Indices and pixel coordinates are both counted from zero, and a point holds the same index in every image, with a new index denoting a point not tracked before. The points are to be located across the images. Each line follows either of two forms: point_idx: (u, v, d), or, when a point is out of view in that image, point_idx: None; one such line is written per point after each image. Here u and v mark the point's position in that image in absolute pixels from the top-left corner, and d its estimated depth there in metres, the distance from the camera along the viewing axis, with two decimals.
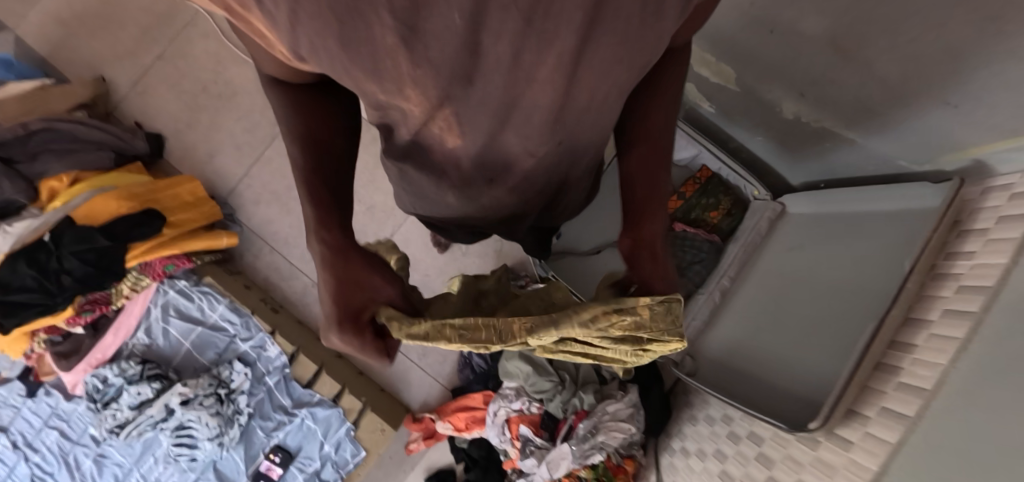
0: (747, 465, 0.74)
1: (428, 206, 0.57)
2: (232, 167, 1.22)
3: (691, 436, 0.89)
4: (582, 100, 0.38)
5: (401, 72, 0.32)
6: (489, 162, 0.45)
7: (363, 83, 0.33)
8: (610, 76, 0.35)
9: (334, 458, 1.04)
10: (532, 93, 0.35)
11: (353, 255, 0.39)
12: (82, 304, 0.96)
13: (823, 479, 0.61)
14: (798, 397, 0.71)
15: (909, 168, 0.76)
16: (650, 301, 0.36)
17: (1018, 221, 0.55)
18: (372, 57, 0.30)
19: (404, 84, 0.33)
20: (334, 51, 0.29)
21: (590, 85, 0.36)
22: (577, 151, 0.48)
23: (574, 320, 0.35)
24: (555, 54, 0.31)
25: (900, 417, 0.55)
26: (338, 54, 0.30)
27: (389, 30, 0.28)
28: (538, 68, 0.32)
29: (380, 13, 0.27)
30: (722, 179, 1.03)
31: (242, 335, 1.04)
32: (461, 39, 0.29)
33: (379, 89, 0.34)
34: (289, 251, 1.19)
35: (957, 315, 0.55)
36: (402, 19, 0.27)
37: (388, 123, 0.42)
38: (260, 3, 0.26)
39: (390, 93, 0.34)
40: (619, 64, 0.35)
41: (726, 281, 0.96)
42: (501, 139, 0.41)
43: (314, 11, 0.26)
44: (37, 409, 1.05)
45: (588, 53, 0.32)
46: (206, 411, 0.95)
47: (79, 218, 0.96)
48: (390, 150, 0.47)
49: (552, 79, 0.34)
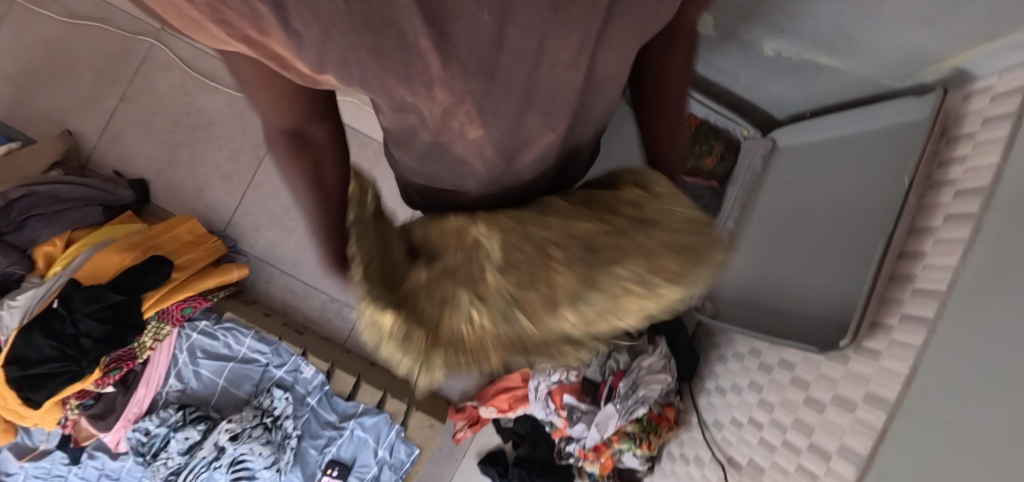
0: (783, 390, 0.78)
1: (442, 194, 0.53)
2: (224, 198, 1.20)
3: (723, 375, 0.94)
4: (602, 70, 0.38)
5: (432, 75, 0.31)
6: (512, 146, 0.42)
7: (391, 88, 0.32)
8: (628, 46, 0.36)
9: (390, 461, 1.06)
10: (555, 76, 0.35)
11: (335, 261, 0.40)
12: (109, 364, 0.95)
13: (858, 389, 0.65)
14: (821, 319, 0.75)
15: (893, 85, 0.79)
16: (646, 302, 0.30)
17: (1001, 120, 0.59)
18: (404, 65, 0.29)
19: (435, 88, 0.32)
20: (367, 64, 0.29)
21: (614, 56, 0.36)
22: (592, 119, 0.48)
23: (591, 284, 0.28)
24: (583, 30, 0.31)
25: (921, 321, 0.59)
26: (371, 67, 0.29)
27: (421, 35, 0.27)
28: (565, 50, 0.32)
29: (411, 21, 0.26)
30: (711, 125, 1.04)
31: (276, 362, 1.05)
32: (489, 35, 0.28)
33: (409, 92, 0.33)
34: (301, 271, 1.19)
35: (958, 219, 0.59)
36: (436, 23, 0.26)
37: (407, 127, 0.40)
38: (288, 27, 0.25)
39: (421, 99, 0.34)
40: (636, 33, 0.35)
41: (733, 218, 0.99)
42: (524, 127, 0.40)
43: (347, 30, 0.25)
44: (83, 474, 1.03)
45: (609, 26, 0.32)
46: (257, 442, 0.97)
47: (83, 278, 0.94)
48: (407, 154, 0.46)
49: (579, 59, 0.34)
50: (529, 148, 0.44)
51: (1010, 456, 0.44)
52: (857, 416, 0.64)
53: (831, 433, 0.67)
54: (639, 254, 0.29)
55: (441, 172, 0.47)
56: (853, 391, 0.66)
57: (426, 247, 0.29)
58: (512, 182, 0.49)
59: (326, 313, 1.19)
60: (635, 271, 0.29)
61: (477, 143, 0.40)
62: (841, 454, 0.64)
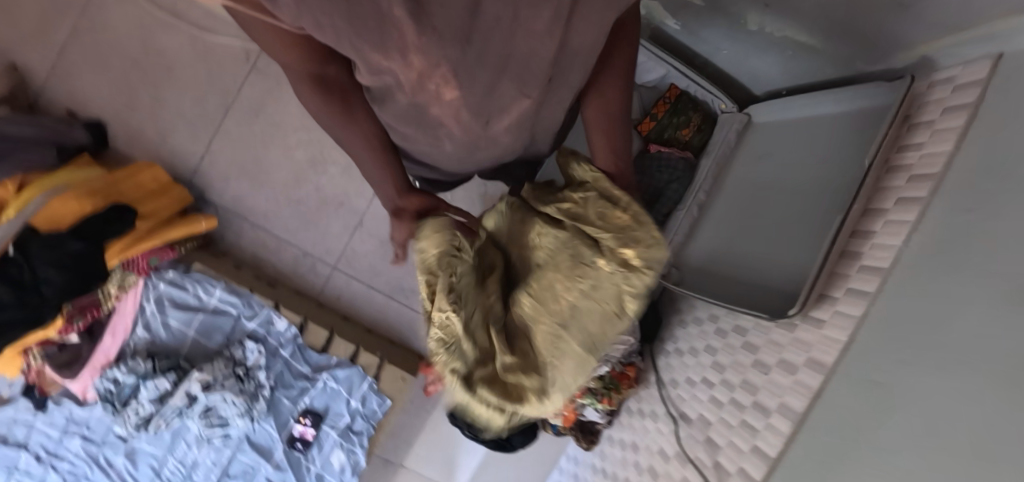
0: (735, 353, 0.84)
1: (440, 159, 0.57)
2: (188, 145, 1.15)
3: (683, 338, 1.00)
4: (578, 46, 0.38)
5: (406, 41, 0.30)
6: (485, 112, 0.41)
7: (366, 54, 0.31)
8: (606, 21, 0.36)
9: (362, 411, 1.11)
10: (533, 48, 0.35)
11: (389, 162, 0.55)
12: (72, 312, 0.93)
13: (801, 354, 0.70)
14: (775, 289, 0.79)
15: (865, 68, 0.82)
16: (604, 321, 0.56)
17: (959, 109, 0.62)
18: (378, 29, 0.29)
19: (408, 52, 0.32)
20: (340, 27, 0.28)
21: (592, 33, 0.36)
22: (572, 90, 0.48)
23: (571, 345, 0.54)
24: (556, 4, 0.31)
25: (863, 294, 0.64)
26: (345, 30, 0.28)
27: None
28: (537, 22, 0.32)
29: None
30: (692, 96, 1.07)
31: (247, 314, 1.06)
32: None
33: (382, 56, 0.32)
34: (273, 224, 1.17)
35: (908, 202, 0.63)
36: None
37: (383, 89, 0.39)
38: None
39: (395, 64, 0.33)
40: (613, 9, 0.35)
41: (704, 189, 1.00)
42: (498, 98, 0.40)
43: None
44: (52, 420, 1.05)
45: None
46: (230, 391, 0.99)
47: (42, 224, 0.90)
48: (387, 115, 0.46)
49: (553, 31, 0.33)
50: (503, 115, 0.43)
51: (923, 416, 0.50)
52: (796, 378, 0.69)
53: (773, 392, 0.72)
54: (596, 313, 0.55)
55: (420, 130, 0.47)
56: (797, 356, 0.71)
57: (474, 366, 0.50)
58: (490, 144, 0.50)
59: (299, 268, 1.18)
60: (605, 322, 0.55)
61: (454, 106, 0.39)
62: (779, 411, 0.69)
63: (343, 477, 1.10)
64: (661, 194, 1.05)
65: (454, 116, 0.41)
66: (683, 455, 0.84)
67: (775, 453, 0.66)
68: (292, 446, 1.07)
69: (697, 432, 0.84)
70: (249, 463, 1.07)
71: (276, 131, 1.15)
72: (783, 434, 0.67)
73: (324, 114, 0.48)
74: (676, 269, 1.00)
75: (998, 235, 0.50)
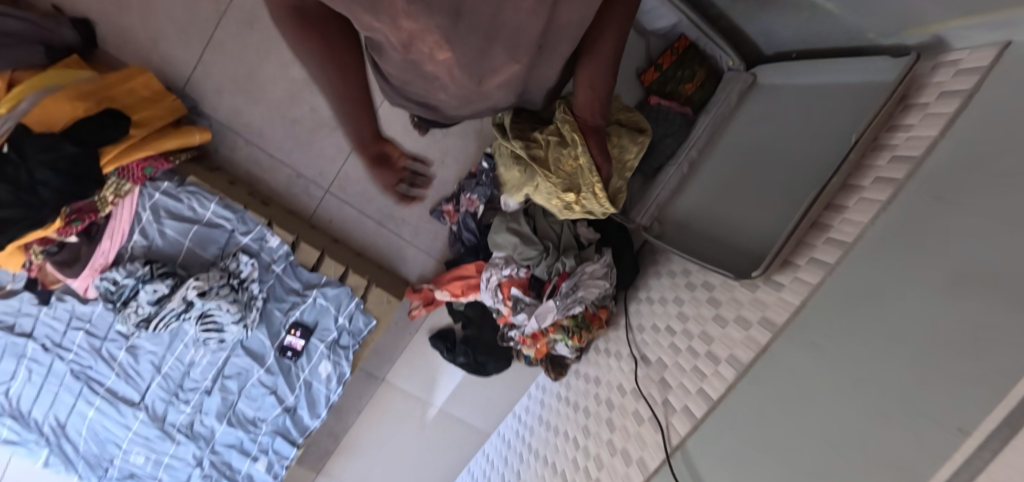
0: (701, 305, 0.89)
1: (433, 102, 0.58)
2: (180, 53, 1.11)
3: (656, 287, 1.05)
4: (568, 13, 0.39)
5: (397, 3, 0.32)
6: (476, 66, 0.43)
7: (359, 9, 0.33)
8: None
9: (349, 328, 1.19)
10: (521, 14, 0.36)
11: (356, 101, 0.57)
12: (70, 215, 0.96)
13: (755, 313, 0.75)
14: (745, 251, 0.83)
15: (876, 41, 0.80)
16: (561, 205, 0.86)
17: (954, 96, 0.62)
18: None
19: (400, 20, 0.34)
20: None
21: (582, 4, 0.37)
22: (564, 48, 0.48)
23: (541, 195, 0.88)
24: None
25: (823, 264, 0.68)
26: None
27: None
28: None
29: None
30: (699, 50, 1.06)
31: (241, 229, 1.09)
32: None
33: (373, 14, 0.33)
34: (267, 143, 1.17)
35: (884, 182, 0.65)
36: None
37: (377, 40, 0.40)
38: None
39: (385, 20, 0.34)
40: None
41: (697, 147, 1.00)
42: (489, 56, 0.42)
43: None
44: (54, 314, 1.11)
45: None
46: (224, 299, 1.03)
47: (34, 125, 0.91)
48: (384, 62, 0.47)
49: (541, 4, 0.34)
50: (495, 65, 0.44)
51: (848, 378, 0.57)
52: (749, 334, 0.74)
53: (726, 344, 0.78)
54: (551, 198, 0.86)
55: (416, 80, 0.49)
56: (753, 314, 0.76)
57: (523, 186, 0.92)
58: (482, 99, 0.53)
59: (292, 188, 1.20)
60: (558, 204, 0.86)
61: (447, 64, 0.42)
62: (728, 361, 0.75)
63: (329, 386, 1.20)
64: (654, 147, 1.06)
65: (448, 67, 0.43)
66: (638, 391, 0.92)
67: (717, 395, 0.74)
68: (283, 354, 1.16)
69: (653, 373, 0.92)
70: (243, 366, 1.16)
71: (272, 45, 1.12)
72: (726, 380, 0.74)
73: (301, 42, 0.48)
74: (659, 223, 1.03)
75: (949, 228, 0.53)
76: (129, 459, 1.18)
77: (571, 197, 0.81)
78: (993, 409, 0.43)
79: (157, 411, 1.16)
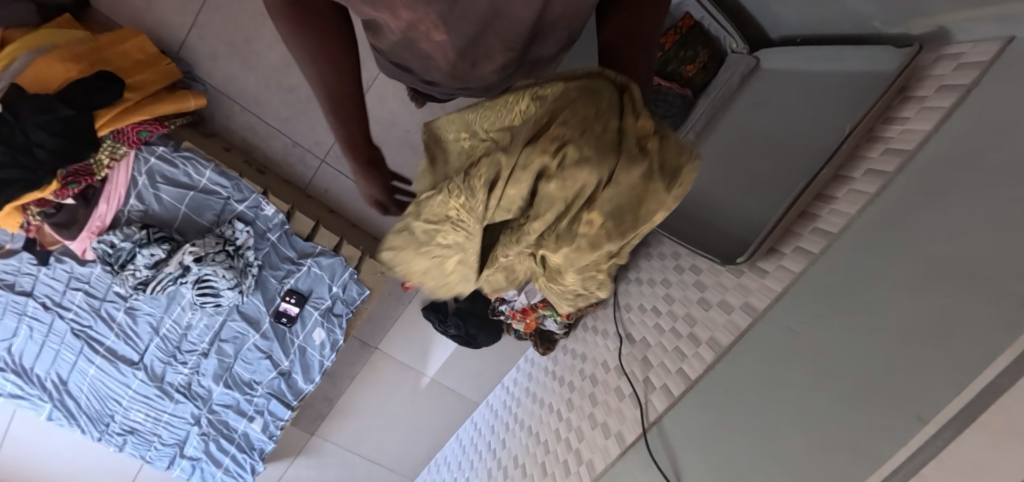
0: (686, 288, 0.91)
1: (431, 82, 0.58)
2: (175, 15, 1.09)
3: (645, 269, 1.06)
4: None
5: None
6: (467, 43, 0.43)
7: None
8: None
9: (343, 296, 1.22)
10: None
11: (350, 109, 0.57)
12: (65, 177, 0.96)
13: (738, 298, 0.77)
14: (734, 237, 0.83)
15: (880, 29, 0.79)
16: (586, 154, 0.40)
17: (953, 89, 0.61)
18: None
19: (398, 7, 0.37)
20: None
21: None
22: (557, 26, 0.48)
23: (538, 147, 0.41)
24: None
25: (806, 253, 0.69)
26: None
27: None
28: None
29: None
30: (704, 30, 1.05)
31: (237, 197, 1.10)
32: None
33: None
34: (264, 110, 1.18)
35: (874, 175, 0.65)
36: None
37: (371, 16, 0.40)
38: None
39: None
40: None
41: (694, 131, 0.99)
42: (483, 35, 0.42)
43: None
44: (54, 274, 1.12)
45: None
46: (221, 266, 1.05)
47: (28, 85, 0.90)
48: (382, 40, 0.47)
49: None
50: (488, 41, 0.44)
51: (816, 364, 0.59)
52: (730, 318, 0.76)
53: (708, 327, 0.80)
54: (579, 144, 0.40)
55: (411, 58, 0.49)
56: (736, 298, 0.77)
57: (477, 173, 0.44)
58: (475, 81, 0.53)
59: (289, 157, 1.23)
60: (595, 157, 0.40)
61: (443, 45, 0.43)
62: (708, 343, 0.77)
63: (323, 352, 1.24)
64: None
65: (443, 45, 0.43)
66: (621, 369, 0.95)
67: (695, 376, 0.77)
68: (278, 320, 1.19)
69: (637, 352, 0.94)
70: (240, 330, 1.19)
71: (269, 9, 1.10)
72: (706, 362, 0.76)
73: (301, 45, 0.50)
74: None
75: (929, 225, 0.54)
76: (130, 415, 1.23)
77: (653, 137, 0.42)
78: (948, 403, 0.46)
79: (155, 371, 1.20)
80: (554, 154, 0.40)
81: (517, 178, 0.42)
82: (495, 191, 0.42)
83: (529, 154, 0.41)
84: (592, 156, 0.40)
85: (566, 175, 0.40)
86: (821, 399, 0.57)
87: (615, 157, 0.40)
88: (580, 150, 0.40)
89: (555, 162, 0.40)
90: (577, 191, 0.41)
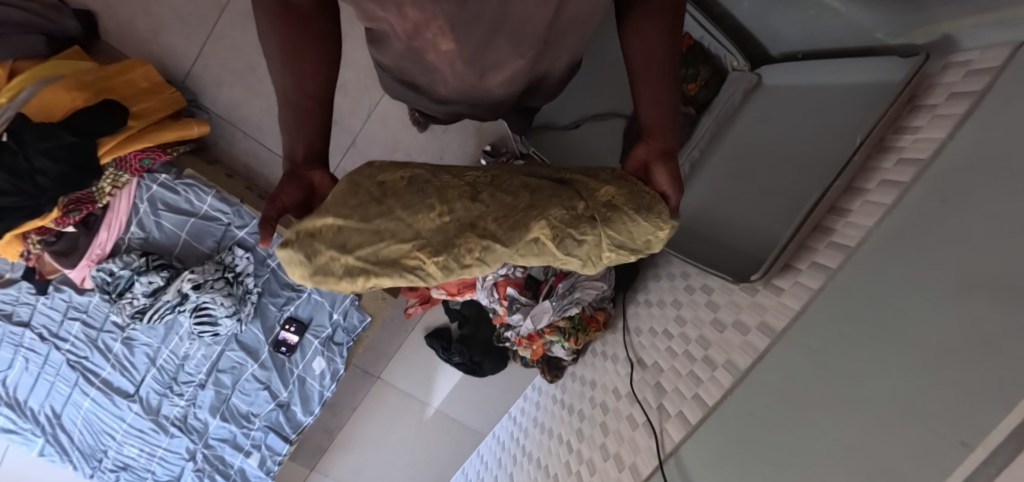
0: (698, 308, 0.87)
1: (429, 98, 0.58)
2: (181, 46, 1.11)
3: (654, 290, 1.03)
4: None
5: None
6: (469, 50, 0.43)
7: None
8: None
9: (344, 324, 1.20)
10: None
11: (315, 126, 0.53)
12: (67, 205, 0.97)
13: (755, 317, 0.73)
14: (746, 255, 0.81)
15: (885, 42, 0.78)
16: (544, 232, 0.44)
17: (964, 96, 0.59)
18: None
19: (405, 8, 0.36)
20: None
21: None
22: (561, 37, 0.47)
23: (491, 241, 0.43)
24: None
25: (825, 269, 0.66)
26: None
27: None
28: None
29: None
30: (704, 48, 1.04)
31: (237, 223, 1.09)
32: None
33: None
34: (265, 137, 1.18)
35: (889, 185, 0.63)
36: None
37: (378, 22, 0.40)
38: None
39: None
40: None
41: (699, 147, 0.97)
42: (488, 41, 0.42)
43: None
44: (51, 304, 1.12)
45: None
46: (219, 293, 1.04)
47: (34, 114, 0.92)
48: (388, 52, 0.47)
49: None
50: (496, 51, 0.44)
51: (843, 387, 0.55)
52: (746, 339, 0.72)
53: (724, 349, 0.76)
54: (535, 221, 0.45)
55: (413, 68, 0.49)
56: (751, 318, 0.74)
57: (402, 261, 0.42)
58: (482, 94, 0.53)
59: None
60: (551, 226, 0.45)
61: (449, 55, 0.44)
62: (725, 366, 0.73)
63: (323, 382, 1.21)
64: None
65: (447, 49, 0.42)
66: (633, 395, 0.91)
67: (713, 403, 0.72)
68: (277, 349, 1.17)
69: (649, 376, 0.90)
70: (238, 360, 1.17)
71: None
72: (723, 387, 0.72)
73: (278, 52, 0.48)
74: None
75: (950, 232, 0.51)
76: (123, 451, 1.19)
77: (610, 196, 0.49)
78: (996, 427, 0.42)
79: (151, 404, 1.17)
80: (510, 239, 0.44)
81: (464, 259, 0.43)
82: (432, 270, 0.43)
83: (478, 241, 0.43)
84: (548, 237, 0.45)
85: (517, 247, 0.44)
86: (851, 421, 0.53)
87: (569, 222, 0.46)
88: (538, 231, 0.44)
89: (507, 247, 0.44)
90: (539, 255, 0.46)
